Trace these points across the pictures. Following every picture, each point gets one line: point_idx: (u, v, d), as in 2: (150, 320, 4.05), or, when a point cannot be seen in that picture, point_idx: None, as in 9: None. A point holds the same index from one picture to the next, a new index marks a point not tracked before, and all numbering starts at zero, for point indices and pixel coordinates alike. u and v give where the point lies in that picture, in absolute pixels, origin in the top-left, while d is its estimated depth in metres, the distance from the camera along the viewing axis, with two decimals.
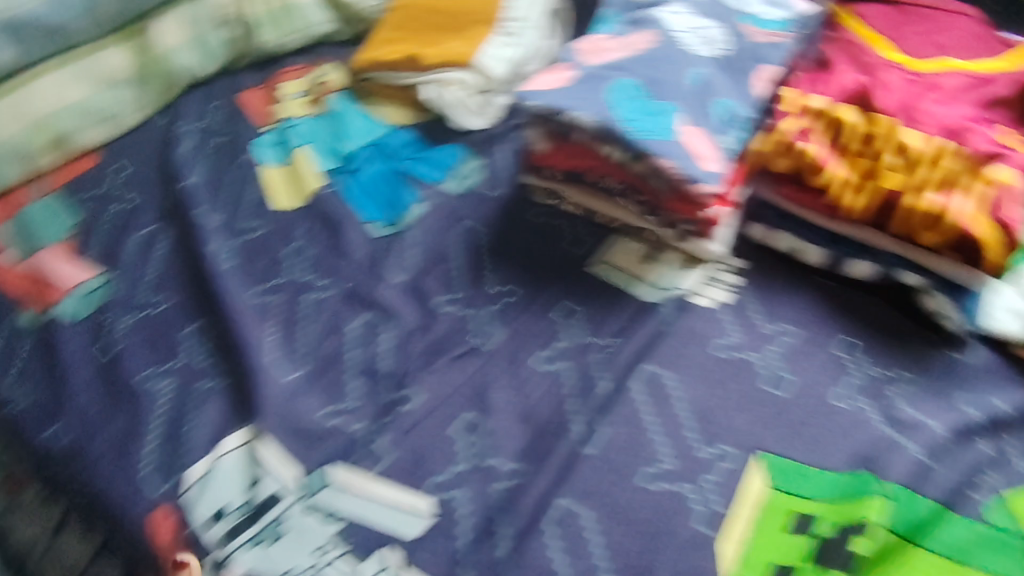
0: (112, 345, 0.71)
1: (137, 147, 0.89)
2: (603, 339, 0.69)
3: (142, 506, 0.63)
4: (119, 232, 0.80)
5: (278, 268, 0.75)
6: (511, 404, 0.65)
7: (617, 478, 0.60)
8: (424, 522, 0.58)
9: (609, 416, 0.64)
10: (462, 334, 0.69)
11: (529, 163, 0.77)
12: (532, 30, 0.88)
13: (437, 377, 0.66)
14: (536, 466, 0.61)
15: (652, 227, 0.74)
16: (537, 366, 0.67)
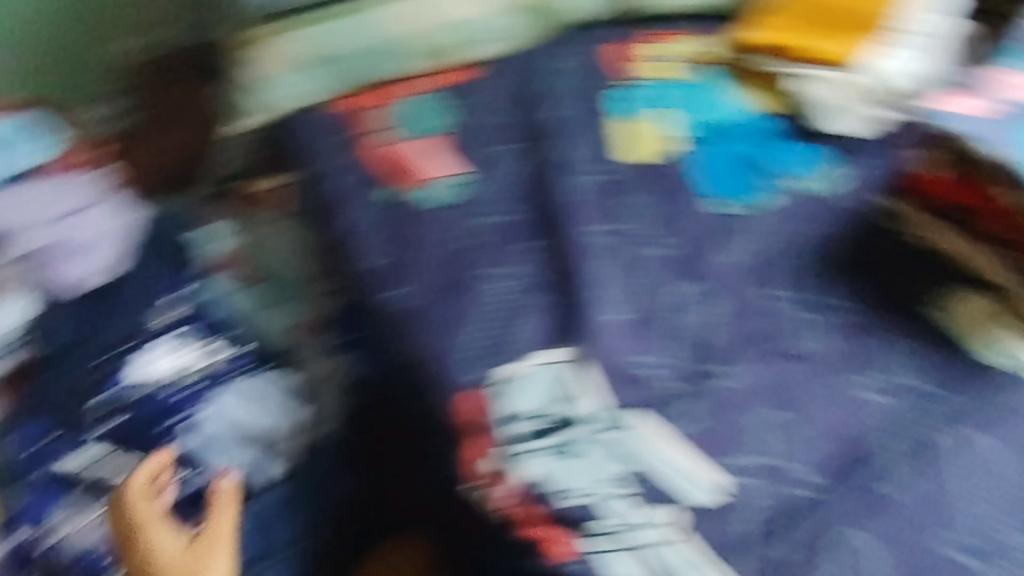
0: (465, 238, 0.81)
1: (506, 68, 0.98)
2: (934, 389, 0.69)
3: (464, 379, 0.72)
4: (483, 142, 0.91)
5: (621, 213, 0.82)
6: (827, 420, 0.68)
7: (913, 530, 0.63)
8: (713, 497, 0.64)
9: (922, 462, 0.65)
10: (779, 330, 0.73)
11: (904, 184, 0.80)
12: (936, 50, 0.90)
13: (747, 360, 0.71)
14: (837, 487, 0.65)
15: (1014, 288, 0.71)
16: (863, 394, 0.69)
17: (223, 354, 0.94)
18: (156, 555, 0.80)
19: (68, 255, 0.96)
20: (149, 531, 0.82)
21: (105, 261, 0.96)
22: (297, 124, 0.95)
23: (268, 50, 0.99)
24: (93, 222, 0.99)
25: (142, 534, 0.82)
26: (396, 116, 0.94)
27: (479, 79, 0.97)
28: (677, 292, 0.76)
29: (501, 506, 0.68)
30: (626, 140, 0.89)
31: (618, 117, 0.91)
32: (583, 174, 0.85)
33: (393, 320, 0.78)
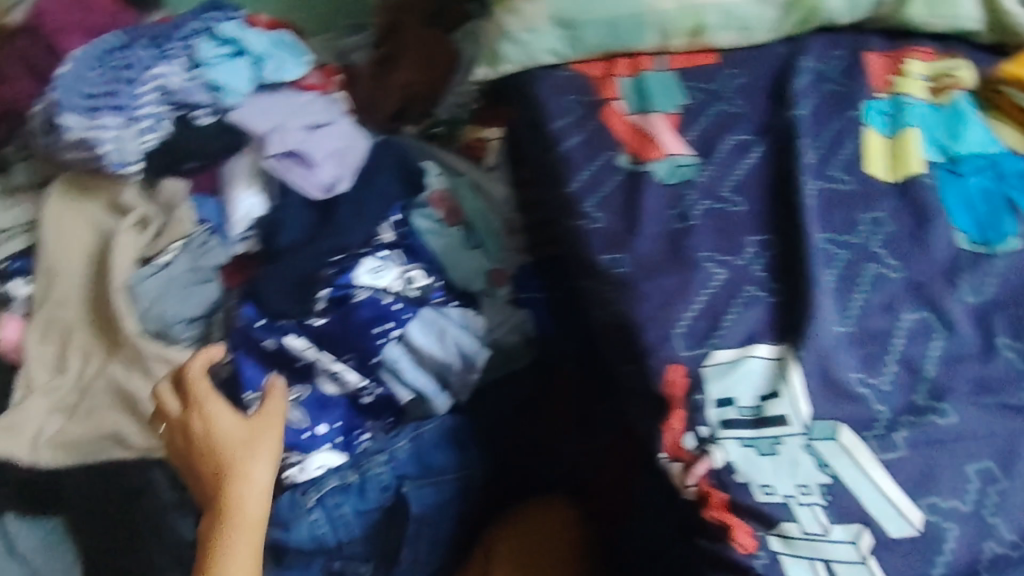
0: (688, 218, 0.81)
1: (752, 62, 1.01)
2: None
3: (665, 355, 0.70)
4: (719, 129, 0.91)
5: (855, 227, 0.80)
6: None
7: None
8: (907, 529, 0.64)
9: None
10: (1002, 380, 0.72)
11: None
12: None
13: (963, 402, 0.70)
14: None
15: None
16: None
17: (421, 282, 0.98)
18: (212, 430, 0.85)
19: (310, 163, 1.00)
20: (203, 405, 0.86)
21: (346, 172, 1.01)
22: (540, 80, 1.00)
23: (532, 3, 1.00)
24: (336, 135, 1.04)
25: (200, 409, 0.86)
26: (637, 88, 0.98)
27: (723, 70, 1.00)
28: (902, 318, 0.75)
29: (686, 487, 0.67)
30: (875, 153, 0.89)
31: (869, 128, 0.91)
32: (827, 179, 0.84)
33: (606, 281, 0.78)
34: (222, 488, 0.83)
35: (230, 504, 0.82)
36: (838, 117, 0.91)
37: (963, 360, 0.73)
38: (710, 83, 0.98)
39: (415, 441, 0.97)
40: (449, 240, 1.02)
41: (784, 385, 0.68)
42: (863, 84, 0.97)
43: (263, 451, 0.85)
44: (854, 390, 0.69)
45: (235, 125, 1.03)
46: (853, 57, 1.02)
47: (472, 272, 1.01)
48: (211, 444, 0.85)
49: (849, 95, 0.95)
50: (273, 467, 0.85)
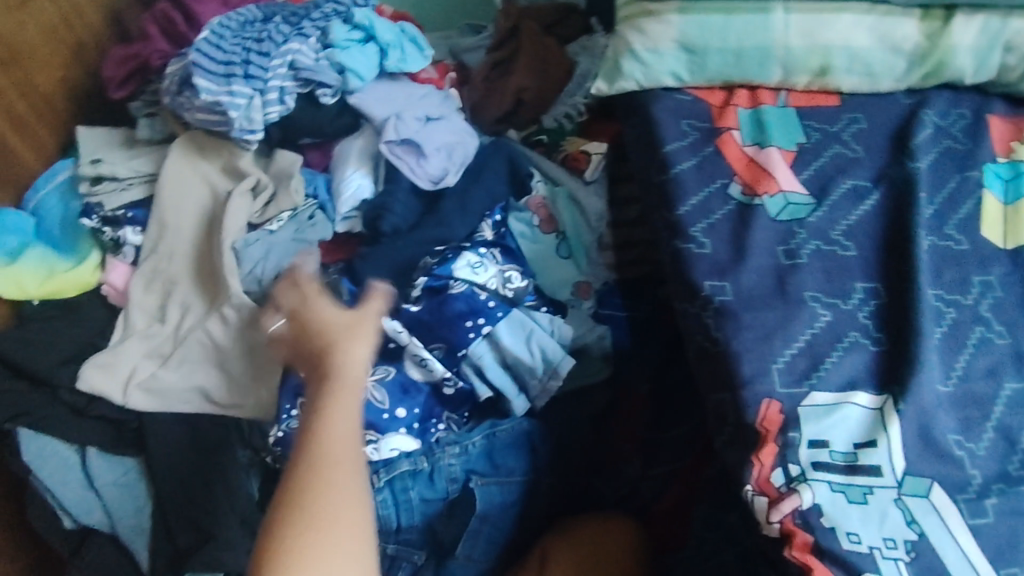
0: (796, 256, 0.80)
1: (872, 110, 1.00)
2: None
3: (761, 389, 0.70)
4: (835, 172, 0.90)
5: (966, 287, 0.79)
6: None
7: None
8: None
9: None
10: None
11: None
12: None
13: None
14: None
15: None
16: None
17: (517, 283, 0.99)
18: (319, 315, 0.78)
19: (421, 152, 1.04)
20: (310, 300, 0.80)
21: (452, 167, 1.05)
22: (657, 101, 1.01)
23: (658, 23, 1.00)
24: (445, 129, 1.07)
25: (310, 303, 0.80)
26: (754, 120, 0.99)
27: (842, 114, 1.00)
28: (1005, 386, 0.73)
29: (769, 524, 0.66)
30: (990, 216, 0.87)
31: (988, 190, 0.90)
32: (941, 237, 0.83)
33: (706, 308, 0.77)
34: (325, 364, 0.75)
35: (333, 375, 0.73)
36: (956, 176, 0.91)
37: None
38: (828, 125, 0.98)
39: (490, 438, 0.98)
40: (546, 246, 1.06)
41: (881, 435, 0.67)
42: (986, 145, 0.96)
43: (366, 334, 0.77)
44: (947, 449, 0.68)
45: (354, 108, 1.07)
46: (975, 117, 1.01)
47: (560, 283, 1.05)
48: (316, 328, 0.78)
49: (970, 155, 0.94)
50: (372, 348, 0.77)
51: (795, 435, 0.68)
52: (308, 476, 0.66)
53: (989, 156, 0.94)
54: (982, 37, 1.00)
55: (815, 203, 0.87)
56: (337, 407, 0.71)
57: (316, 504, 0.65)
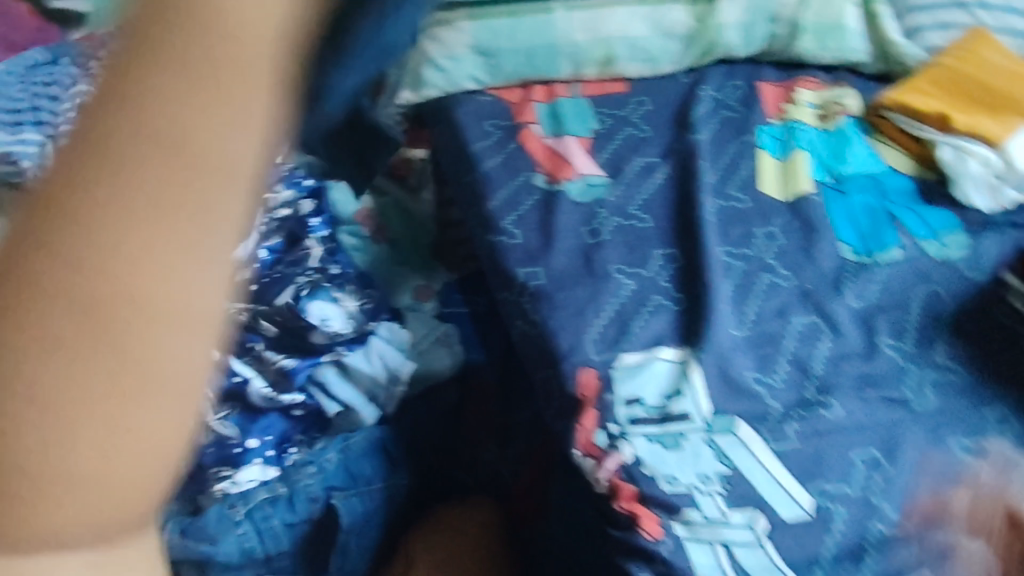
0: (599, 233, 0.87)
1: (658, 93, 1.09)
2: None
3: (577, 359, 0.76)
4: (629, 152, 0.98)
5: (750, 240, 0.87)
6: (918, 468, 0.72)
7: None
8: (799, 513, 0.68)
9: None
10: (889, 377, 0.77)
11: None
12: None
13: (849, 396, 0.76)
14: None
15: None
16: (957, 448, 0.73)
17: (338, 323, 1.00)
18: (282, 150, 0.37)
19: None
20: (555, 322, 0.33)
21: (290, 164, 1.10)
22: (460, 105, 1.06)
23: (451, 31, 1.04)
24: None
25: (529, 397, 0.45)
26: (552, 113, 1.05)
27: (631, 97, 1.08)
28: (793, 321, 0.81)
29: (600, 480, 0.71)
30: (767, 172, 0.96)
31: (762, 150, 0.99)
32: (726, 198, 0.92)
33: (523, 294, 0.83)
34: None
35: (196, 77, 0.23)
36: (734, 142, 1.00)
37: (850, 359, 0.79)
38: (618, 110, 1.06)
39: (343, 452, 1.00)
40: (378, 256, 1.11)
41: (686, 380, 0.75)
42: (758, 110, 1.06)
43: None
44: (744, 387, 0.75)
45: None
46: (749, 86, 1.11)
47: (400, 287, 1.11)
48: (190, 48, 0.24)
49: (745, 122, 1.04)
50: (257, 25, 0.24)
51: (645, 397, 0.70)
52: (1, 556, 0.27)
53: (762, 121, 1.04)
54: (747, 12, 1.10)
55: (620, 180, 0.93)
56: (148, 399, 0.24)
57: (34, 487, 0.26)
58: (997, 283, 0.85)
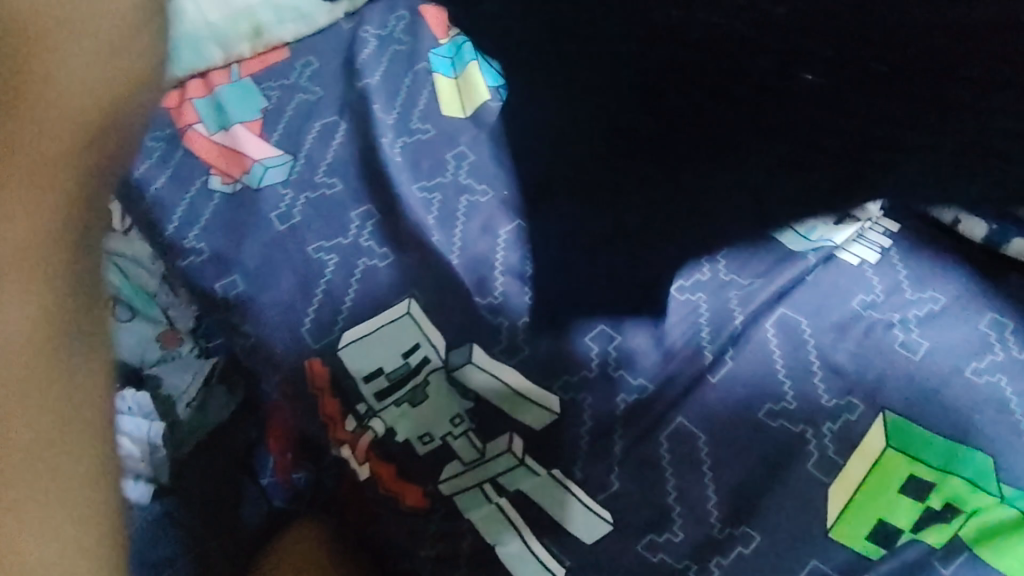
0: (291, 217, 0.82)
1: (316, 43, 0.97)
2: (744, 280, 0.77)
3: (302, 352, 0.76)
4: (304, 118, 0.90)
5: (443, 168, 0.84)
6: None
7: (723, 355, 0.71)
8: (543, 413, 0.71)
9: None
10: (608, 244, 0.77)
11: None
12: None
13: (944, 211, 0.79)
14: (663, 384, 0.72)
15: None
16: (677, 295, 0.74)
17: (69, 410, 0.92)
18: None
19: None
20: None
21: None
22: None
23: None
24: None
25: None
26: (212, 104, 0.93)
27: (292, 58, 0.96)
28: (500, 235, 0.79)
29: (361, 465, 0.76)
30: (444, 96, 0.90)
31: (436, 74, 0.92)
32: (408, 133, 0.87)
33: (231, 308, 0.80)
34: None
35: None
36: (407, 74, 0.92)
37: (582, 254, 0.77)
38: (282, 78, 0.94)
39: None
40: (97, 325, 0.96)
41: (432, 350, 0.73)
42: (425, 32, 0.96)
43: None
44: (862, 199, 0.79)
45: None
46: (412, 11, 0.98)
47: None
48: None
49: (412, 52, 0.94)
50: None
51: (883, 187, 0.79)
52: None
53: (431, 44, 0.95)
54: None
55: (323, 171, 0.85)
56: None
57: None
58: None
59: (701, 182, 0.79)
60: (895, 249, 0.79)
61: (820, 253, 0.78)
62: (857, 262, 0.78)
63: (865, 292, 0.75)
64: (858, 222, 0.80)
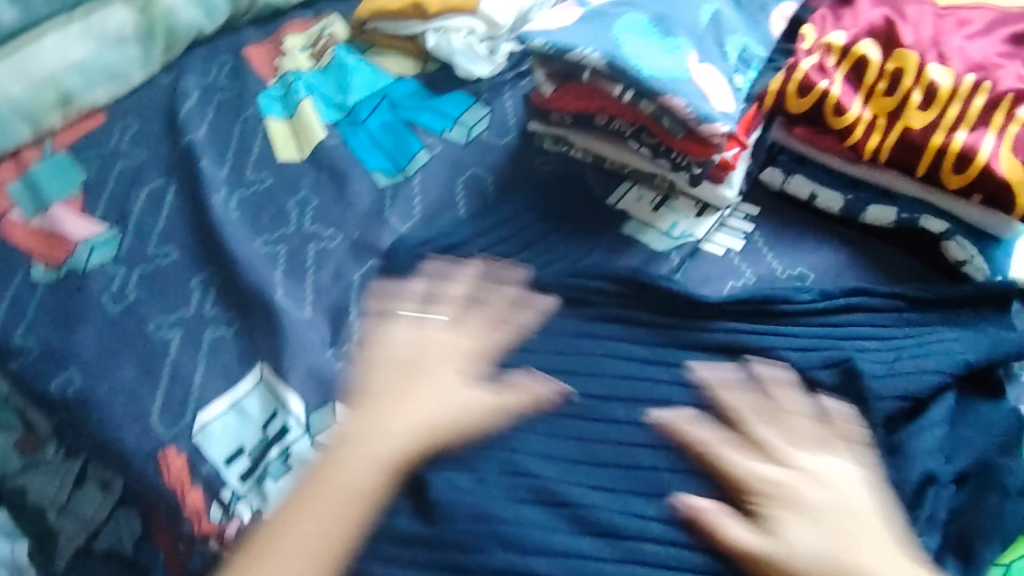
0: (125, 297, 0.75)
1: (138, 108, 0.92)
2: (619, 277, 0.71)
3: (150, 446, 0.66)
4: (129, 187, 0.84)
5: (285, 218, 0.79)
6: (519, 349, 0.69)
7: (606, 354, 0.68)
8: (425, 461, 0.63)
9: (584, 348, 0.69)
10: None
11: (535, 108, 0.81)
12: None
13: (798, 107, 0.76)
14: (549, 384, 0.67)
15: (644, 162, 0.79)
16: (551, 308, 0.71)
17: None
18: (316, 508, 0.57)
19: None
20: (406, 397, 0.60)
21: None
22: None
23: None
24: None
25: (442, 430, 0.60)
26: (25, 186, 0.85)
27: (112, 128, 0.91)
28: (352, 279, 0.75)
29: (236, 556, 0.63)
30: (279, 137, 0.86)
31: (267, 117, 0.88)
32: (241, 186, 0.82)
33: (67, 407, 0.71)
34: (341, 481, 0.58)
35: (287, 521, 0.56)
36: (236, 122, 0.87)
37: (427, 281, 0.70)
38: (102, 148, 0.89)
39: None
40: None
41: (290, 417, 0.67)
42: (250, 79, 0.92)
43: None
44: (781, 360, 0.66)
45: None
46: (235, 58, 0.96)
47: None
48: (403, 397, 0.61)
49: (238, 97, 0.90)
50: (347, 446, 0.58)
51: (827, 370, 0.66)
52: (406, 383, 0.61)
53: (258, 87, 0.91)
54: None
55: (158, 242, 0.79)
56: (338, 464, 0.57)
57: (398, 391, 0.61)
58: (527, 137, 0.84)
59: (564, 206, 0.79)
60: (758, 231, 0.78)
61: (684, 250, 0.76)
62: (722, 251, 0.76)
63: (735, 279, 0.74)
64: (719, 212, 0.79)
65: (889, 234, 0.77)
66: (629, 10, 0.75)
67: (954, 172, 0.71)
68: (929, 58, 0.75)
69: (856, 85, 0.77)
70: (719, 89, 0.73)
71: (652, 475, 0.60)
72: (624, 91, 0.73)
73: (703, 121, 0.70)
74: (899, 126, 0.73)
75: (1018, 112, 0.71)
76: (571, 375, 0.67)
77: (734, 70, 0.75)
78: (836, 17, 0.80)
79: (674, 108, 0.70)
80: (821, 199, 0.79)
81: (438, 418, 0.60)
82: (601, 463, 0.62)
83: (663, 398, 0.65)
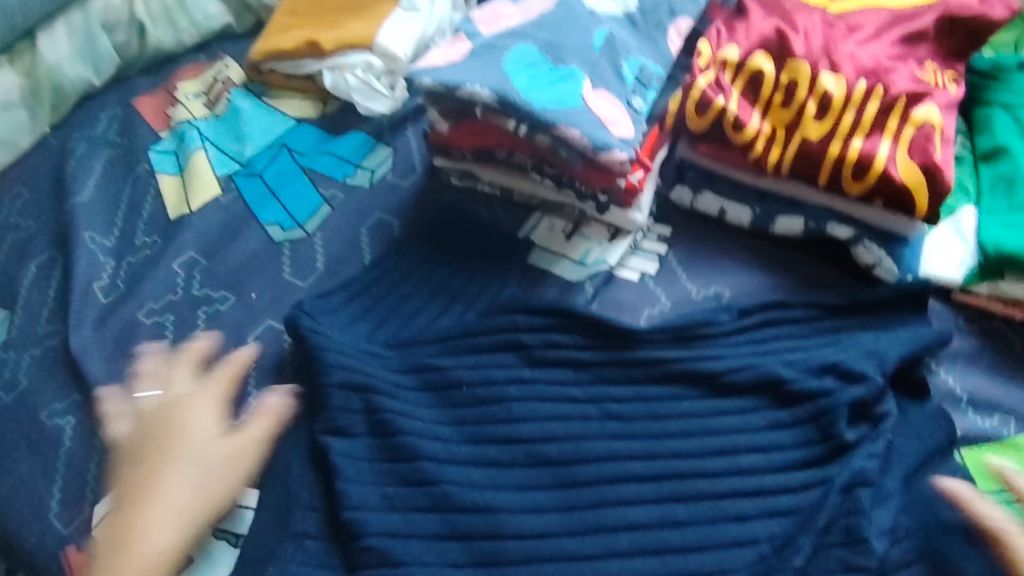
0: (17, 384, 0.71)
1: (25, 174, 0.88)
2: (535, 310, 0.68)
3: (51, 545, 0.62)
4: (16, 262, 0.79)
5: (182, 283, 0.76)
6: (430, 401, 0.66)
7: None
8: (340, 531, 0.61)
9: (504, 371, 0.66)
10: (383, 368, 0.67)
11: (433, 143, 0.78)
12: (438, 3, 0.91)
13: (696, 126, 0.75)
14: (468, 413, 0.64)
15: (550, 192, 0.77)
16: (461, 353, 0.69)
17: None
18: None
19: None
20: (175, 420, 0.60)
21: None
22: None
23: None
24: None
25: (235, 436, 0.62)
26: None
27: None
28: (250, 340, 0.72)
29: None
30: (170, 194, 0.83)
31: (160, 173, 0.84)
32: (133, 253, 0.79)
33: None
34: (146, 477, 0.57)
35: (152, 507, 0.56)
36: (127, 182, 0.84)
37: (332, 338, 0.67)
38: None
39: None
40: None
41: None
42: (141, 132, 0.89)
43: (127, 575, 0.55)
44: (707, 367, 0.65)
45: None
46: (126, 109, 0.92)
47: None
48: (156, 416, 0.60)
49: (129, 154, 0.87)
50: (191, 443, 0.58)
51: (750, 373, 0.64)
52: (152, 479, 0.56)
53: (149, 140, 0.88)
54: (73, 41, 0.91)
55: (49, 320, 0.75)
56: (166, 465, 0.57)
57: (138, 499, 0.56)
58: (432, 174, 0.82)
59: (470, 244, 0.77)
60: (671, 253, 0.77)
61: (598, 278, 0.75)
62: (637, 276, 0.75)
63: (651, 305, 0.73)
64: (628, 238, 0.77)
65: (802, 242, 0.77)
66: (520, 42, 0.74)
67: (853, 180, 0.71)
68: (821, 67, 0.75)
69: (753, 99, 0.75)
70: (614, 116, 0.71)
71: (584, 491, 0.59)
72: (518, 126, 0.71)
73: (599, 150, 0.69)
74: (797, 138, 0.73)
75: (911, 112, 0.72)
76: (490, 402, 0.64)
77: (629, 91, 0.74)
78: (729, 30, 0.79)
79: (568, 138, 0.69)
80: (733, 209, 0.78)
81: (206, 462, 0.58)
82: (531, 484, 0.60)
83: (599, 434, 0.62)
